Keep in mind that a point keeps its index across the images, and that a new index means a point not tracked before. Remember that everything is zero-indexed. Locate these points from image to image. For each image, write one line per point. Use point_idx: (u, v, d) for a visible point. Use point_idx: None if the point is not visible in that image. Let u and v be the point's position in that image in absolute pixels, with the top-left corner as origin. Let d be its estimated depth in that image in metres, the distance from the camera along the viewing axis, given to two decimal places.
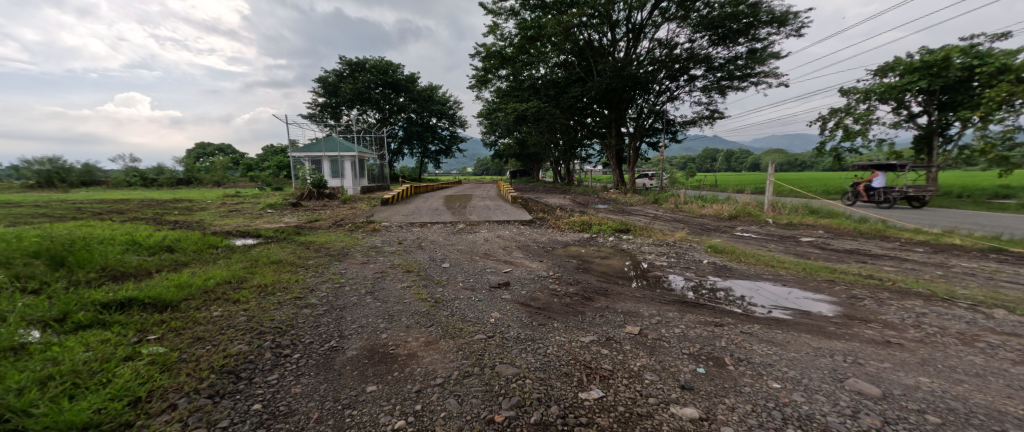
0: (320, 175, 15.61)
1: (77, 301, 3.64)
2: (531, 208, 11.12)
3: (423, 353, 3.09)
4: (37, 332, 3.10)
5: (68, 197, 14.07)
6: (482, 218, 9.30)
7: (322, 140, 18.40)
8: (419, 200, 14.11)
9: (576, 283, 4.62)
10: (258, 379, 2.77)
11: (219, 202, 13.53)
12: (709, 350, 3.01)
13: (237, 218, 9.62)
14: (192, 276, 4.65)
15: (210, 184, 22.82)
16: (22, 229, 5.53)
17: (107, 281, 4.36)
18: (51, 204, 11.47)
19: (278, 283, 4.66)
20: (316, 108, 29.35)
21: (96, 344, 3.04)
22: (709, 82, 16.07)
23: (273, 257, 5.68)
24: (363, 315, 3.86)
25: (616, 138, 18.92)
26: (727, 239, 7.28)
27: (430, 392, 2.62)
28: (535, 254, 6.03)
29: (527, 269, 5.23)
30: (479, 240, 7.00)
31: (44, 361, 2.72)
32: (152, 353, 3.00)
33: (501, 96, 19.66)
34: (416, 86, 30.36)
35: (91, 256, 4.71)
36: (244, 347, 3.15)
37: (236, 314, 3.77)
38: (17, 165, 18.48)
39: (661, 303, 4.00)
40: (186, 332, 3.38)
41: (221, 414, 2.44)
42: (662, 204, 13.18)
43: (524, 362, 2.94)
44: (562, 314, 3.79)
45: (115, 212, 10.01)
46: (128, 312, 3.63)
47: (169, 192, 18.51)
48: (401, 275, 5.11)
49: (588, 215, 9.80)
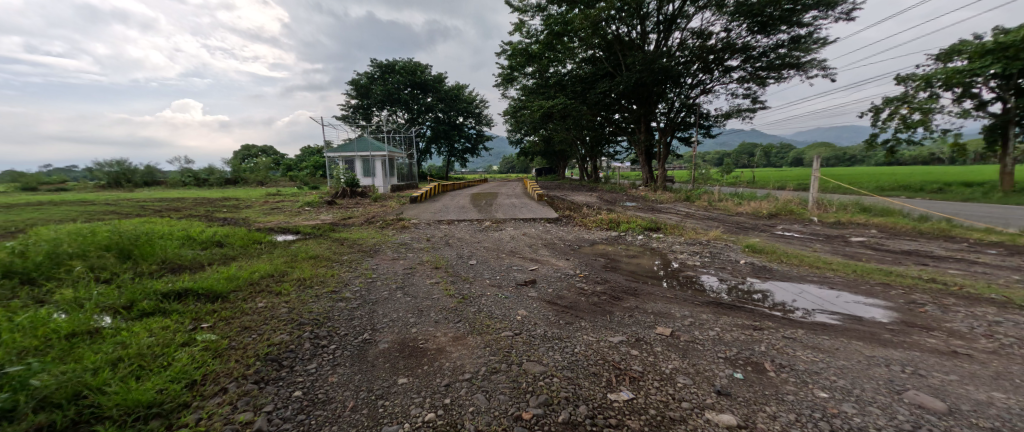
0: (353, 175, 16.06)
1: (142, 290, 3.89)
2: (558, 206, 11.07)
3: (451, 348, 3.12)
4: (109, 318, 3.35)
5: (132, 196, 15.16)
6: (508, 215, 9.33)
7: (354, 141, 18.88)
8: (447, 198, 14.34)
9: (603, 282, 4.54)
10: (299, 368, 2.87)
11: (261, 200, 14.18)
12: (747, 355, 2.88)
13: (277, 215, 10.02)
14: (240, 269, 4.87)
15: (255, 183, 23.96)
16: (88, 226, 5.94)
17: (167, 273, 4.65)
18: (115, 202, 12.43)
19: (316, 277, 4.81)
20: (349, 110, 30.27)
21: (158, 330, 3.23)
22: (747, 72, 15.44)
23: (311, 252, 5.86)
24: (394, 309, 3.94)
25: (645, 133, 18.44)
26: (765, 239, 7.00)
27: (458, 387, 2.63)
28: (561, 252, 5.97)
29: (553, 267, 5.17)
30: (506, 238, 6.99)
31: (115, 344, 2.93)
32: (206, 340, 3.15)
33: (528, 94, 19.60)
34: (443, 85, 30.74)
35: (154, 250, 5.02)
36: (285, 337, 3.27)
37: (278, 305, 3.91)
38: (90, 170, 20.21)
39: (694, 304, 3.87)
40: (235, 321, 3.54)
41: (266, 399, 2.53)
42: (694, 202, 12.84)
43: (550, 360, 2.91)
44: (589, 313, 3.72)
45: (172, 210, 10.65)
46: (184, 302, 3.85)
47: (220, 191, 19.75)
48: (429, 271, 5.18)
49: (615, 212, 9.66)
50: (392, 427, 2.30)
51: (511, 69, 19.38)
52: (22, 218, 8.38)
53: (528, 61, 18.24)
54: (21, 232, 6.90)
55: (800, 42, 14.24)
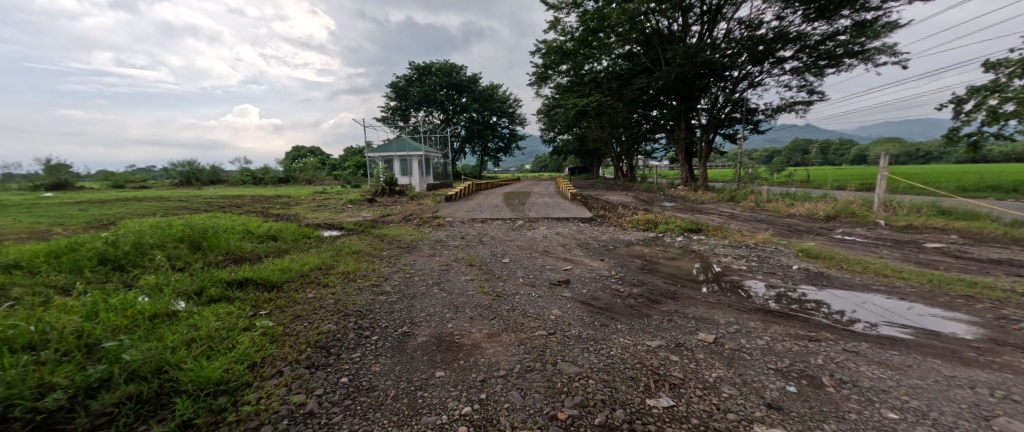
0: (392, 174, 16.54)
1: (210, 278, 4.22)
2: (594, 206, 10.88)
3: (486, 344, 3.13)
4: (183, 303, 3.65)
5: (198, 193, 16.46)
6: (540, 214, 9.25)
7: (393, 141, 19.44)
8: (482, 196, 14.49)
9: (641, 284, 4.40)
10: (345, 356, 2.98)
11: (309, 197, 14.94)
12: (801, 368, 2.70)
13: (324, 212, 10.51)
14: (292, 261, 5.12)
15: (304, 182, 25.28)
16: (163, 220, 6.50)
17: (231, 263, 5.00)
18: (185, 198, 13.57)
19: (358, 271, 4.98)
20: (387, 112, 31.24)
21: (223, 315, 3.47)
22: (801, 63, 14.57)
23: (354, 247, 6.08)
24: (431, 304, 4.01)
25: (686, 130, 17.80)
26: (821, 243, 6.57)
27: (494, 383, 2.63)
28: (596, 252, 5.86)
29: (588, 268, 5.07)
30: (539, 238, 6.95)
31: (188, 326, 3.18)
32: (264, 326, 3.35)
33: (562, 92, 19.45)
34: (477, 85, 31.04)
35: (220, 242, 5.42)
36: (332, 326, 3.41)
37: (325, 296, 4.09)
38: (167, 169, 22.33)
39: (741, 311, 3.68)
40: (288, 309, 3.74)
41: (317, 383, 2.65)
42: (740, 202, 12.30)
43: (586, 362, 2.86)
44: (626, 315, 3.62)
45: (234, 206, 11.45)
46: (245, 290, 4.12)
47: (273, 188, 21.01)
48: (464, 269, 5.23)
49: (653, 213, 9.37)
50: (432, 419, 2.33)
51: (545, 67, 19.32)
52: (108, 212, 9.34)
53: (563, 58, 18.09)
54: (108, 225, 7.69)
55: (864, 28, 13.20)
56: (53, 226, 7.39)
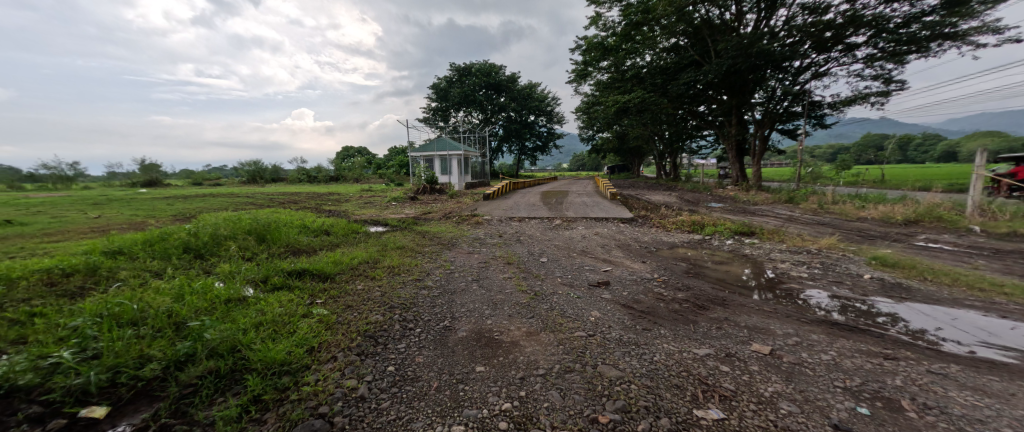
0: (433, 172, 16.90)
1: (274, 267, 4.57)
2: (636, 206, 10.58)
3: (525, 343, 3.16)
4: (251, 289, 4.01)
5: (259, 190, 17.70)
6: (579, 214, 9.10)
7: (434, 141, 19.91)
8: (519, 195, 14.50)
9: (687, 289, 4.19)
10: (391, 346, 3.15)
11: (358, 195, 15.62)
12: (875, 389, 2.46)
13: (370, 209, 10.93)
14: (343, 254, 5.38)
15: (352, 180, 26.49)
16: (233, 214, 7.11)
17: (291, 254, 5.36)
18: (250, 195, 14.66)
19: (403, 265, 5.14)
20: (429, 112, 32.06)
21: (285, 302, 3.76)
22: (876, 49, 13.30)
23: (398, 243, 6.27)
24: (470, 300, 4.08)
25: (737, 127, 16.76)
26: (899, 251, 5.98)
27: (533, 382, 2.66)
28: (638, 254, 5.67)
29: (628, 269, 4.92)
30: (577, 237, 6.83)
31: (256, 311, 3.50)
32: (320, 314, 3.60)
33: (602, 89, 19.12)
34: (516, 85, 31.11)
35: (281, 235, 5.83)
36: (380, 317, 3.61)
37: (373, 288, 4.30)
38: (235, 168, 24.43)
39: (801, 322, 3.41)
40: (340, 299, 3.98)
41: (367, 370, 2.82)
42: (800, 203, 11.54)
43: (627, 366, 2.79)
44: (670, 321, 3.46)
45: (291, 202, 12.21)
46: (303, 280, 4.43)
47: (325, 186, 22.22)
48: (502, 266, 5.23)
49: (700, 214, 8.96)
50: (473, 412, 2.41)
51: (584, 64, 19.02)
52: (188, 206, 10.35)
53: (603, 55, 17.77)
54: (188, 217, 8.53)
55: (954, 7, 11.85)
56: (146, 218, 8.34)
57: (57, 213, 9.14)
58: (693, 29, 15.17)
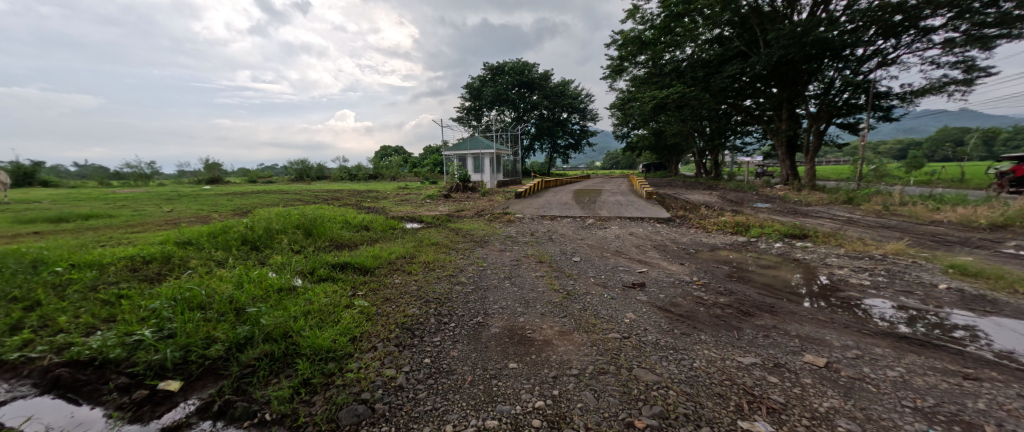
0: (466, 170, 17.03)
1: (319, 260, 4.78)
2: (675, 205, 10.21)
3: (557, 342, 3.14)
4: (299, 279, 4.24)
5: (305, 188, 18.59)
6: (614, 213, 8.90)
7: (468, 139, 20.11)
8: (551, 193, 14.39)
9: (729, 294, 3.98)
10: (427, 338, 3.24)
11: (394, 192, 16.06)
12: (951, 411, 2.23)
13: (406, 206, 11.18)
14: (382, 249, 5.52)
15: (389, 179, 27.29)
16: (284, 210, 7.50)
17: (334, 248, 5.58)
18: (299, 192, 15.45)
19: (437, 261, 5.21)
20: (463, 112, 32.47)
21: (330, 293, 3.94)
22: (958, 32, 12.03)
23: (433, 239, 6.36)
24: (503, 297, 4.08)
25: (789, 121, 15.83)
26: (982, 259, 5.40)
27: (566, 381, 2.65)
28: (675, 255, 5.46)
29: (666, 271, 4.74)
30: (610, 237, 6.67)
31: (304, 300, 3.70)
32: (361, 305, 3.74)
33: (638, 84, 18.67)
34: (549, 82, 30.90)
35: (326, 230, 6.07)
36: (416, 311, 3.70)
37: (410, 282, 4.41)
38: (284, 167, 25.83)
39: (861, 333, 3.16)
40: (379, 292, 4.11)
41: (404, 361, 2.93)
42: (862, 204, 10.75)
43: (665, 371, 2.70)
44: (711, 326, 3.30)
45: (334, 199, 12.72)
46: (345, 272, 4.60)
47: (365, 184, 23.03)
48: (534, 265, 5.18)
49: (745, 214, 8.52)
50: (507, 408, 2.44)
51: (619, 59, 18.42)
52: (244, 202, 11.04)
53: (640, 49, 17.30)
54: (245, 212, 9.10)
55: None
56: (210, 213, 9.00)
57: (135, 206, 10.04)
58: (739, 18, 14.58)
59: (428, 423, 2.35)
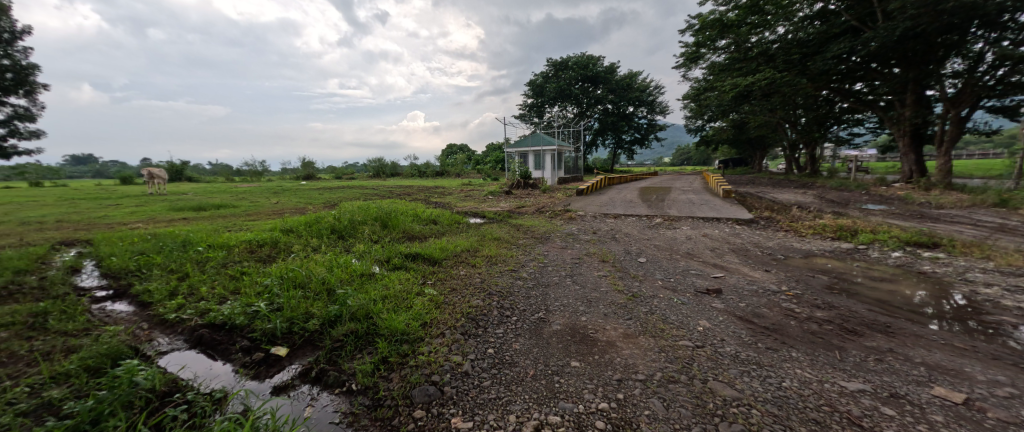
0: (527, 167, 17.08)
1: (394, 250, 5.02)
2: (758, 205, 9.32)
3: (622, 344, 2.98)
4: (377, 267, 4.50)
5: (380, 184, 19.91)
6: (685, 213, 8.33)
7: (529, 136, 20.14)
8: (615, 191, 13.92)
9: (829, 308, 3.50)
10: (491, 330, 3.24)
11: (459, 189, 16.55)
12: None
13: (469, 201, 11.44)
14: (448, 242, 5.67)
15: (453, 175, 28.30)
16: (364, 203, 8.05)
17: (406, 239, 5.85)
18: (376, 187, 16.61)
19: (499, 255, 5.22)
20: (525, 109, 32.62)
21: (403, 280, 4.12)
22: None
23: (495, 234, 6.41)
24: (565, 294, 3.95)
25: (914, 107, 13.47)
26: None
27: (631, 385, 2.53)
28: (759, 261, 4.95)
29: (747, 278, 4.31)
30: (681, 238, 6.24)
31: (381, 285, 3.91)
32: (430, 294, 3.85)
33: (717, 72, 17.41)
34: (615, 75, 29.89)
35: (399, 222, 6.38)
36: (480, 302, 3.72)
37: (474, 275, 4.45)
38: (364, 164, 27.95)
39: (1013, 368, 2.60)
40: (446, 282, 4.21)
41: (470, 349, 2.97)
42: (1013, 210, 8.95)
43: (748, 387, 2.45)
44: (805, 342, 2.93)
45: (405, 194, 13.42)
46: (416, 262, 4.78)
47: (432, 180, 24.14)
48: (597, 264, 4.99)
49: (849, 217, 7.50)
50: (569, 405, 2.39)
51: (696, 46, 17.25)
52: (332, 196, 12.07)
53: (722, 33, 16.16)
54: (335, 205, 9.97)
55: None
56: (306, 204, 9.98)
57: (249, 197, 11.49)
58: None
59: (491, 411, 2.37)
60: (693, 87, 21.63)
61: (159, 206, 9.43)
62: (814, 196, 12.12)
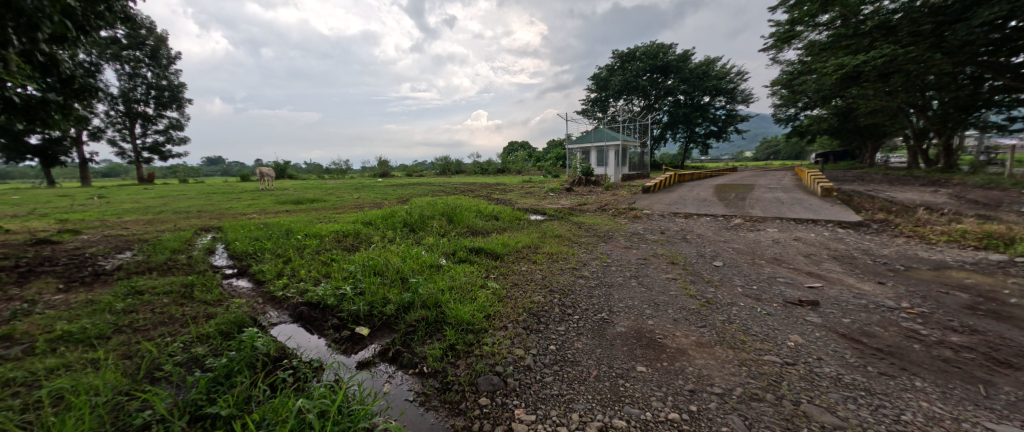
0: (589, 164, 16.66)
1: (459, 244, 5.10)
2: (865, 205, 8.16)
3: (695, 353, 2.73)
4: (444, 259, 4.59)
5: (445, 181, 20.64)
6: (770, 214, 7.56)
7: (592, 131, 19.68)
8: (685, 188, 13.07)
9: (968, 333, 2.92)
10: (552, 327, 3.14)
11: (520, 185, 16.61)
12: None
13: (530, 198, 11.38)
14: (509, 238, 5.65)
15: (514, 172, 28.52)
16: (432, 199, 8.32)
17: (470, 234, 5.93)
18: (442, 184, 17.24)
19: (560, 253, 5.09)
20: (588, 104, 31.91)
21: (468, 273, 4.15)
22: None
23: (555, 231, 6.28)
24: (629, 296, 3.73)
25: None
26: None
27: (707, 398, 2.30)
28: (868, 271, 4.30)
29: (851, 290, 3.76)
30: (766, 241, 5.65)
31: (447, 277, 3.96)
32: (493, 287, 3.84)
33: (814, 53, 15.55)
34: (688, 64, 28.09)
35: (464, 218, 6.49)
36: (542, 299, 3.62)
37: (535, 272, 4.35)
38: (432, 162, 29.22)
39: None
40: (508, 277, 4.16)
41: (532, 344, 2.90)
42: None
43: (854, 416, 2.12)
44: (933, 370, 2.47)
45: (468, 190, 13.75)
46: (479, 256, 4.81)
47: (494, 177, 24.53)
48: (664, 266, 4.67)
49: (990, 221, 6.27)
50: (636, 411, 2.24)
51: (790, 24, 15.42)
52: (403, 191, 12.69)
53: (824, 6, 13.69)
54: (406, 200, 10.44)
55: None
56: (381, 200, 10.57)
57: (332, 193, 12.45)
58: None
59: (554, 407, 2.30)
60: (785, 70, 19.50)
61: (266, 200, 10.63)
62: (947, 196, 10.12)
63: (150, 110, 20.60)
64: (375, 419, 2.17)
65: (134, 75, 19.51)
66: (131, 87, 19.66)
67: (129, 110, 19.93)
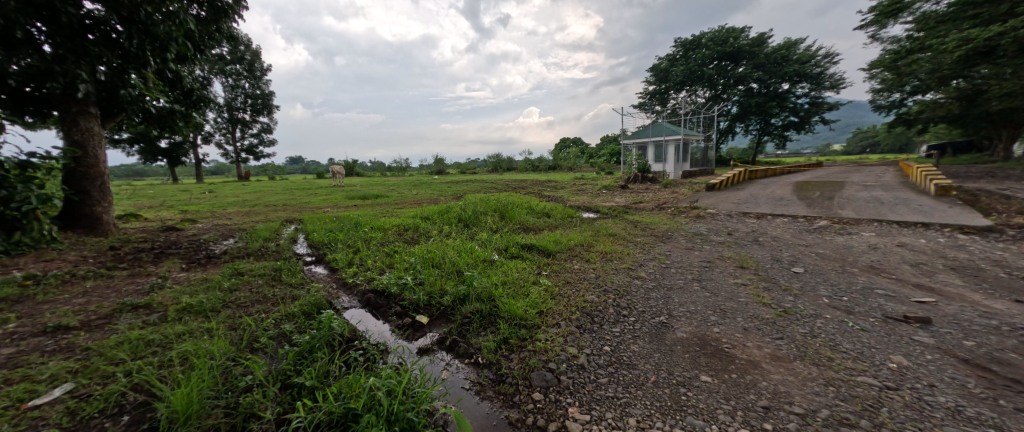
0: (646, 160, 15.92)
1: (512, 240, 5.07)
2: (989, 208, 6.98)
3: (769, 366, 2.46)
4: (497, 254, 4.57)
5: (497, 178, 20.81)
6: (862, 215, 6.72)
7: (650, 126, 18.91)
8: (755, 185, 12.08)
9: None
10: (606, 327, 2.99)
11: (572, 182, 16.30)
12: None
13: (583, 196, 11.09)
14: (562, 235, 5.53)
15: (566, 169, 28.05)
16: (486, 196, 8.37)
17: (523, 230, 5.88)
18: (495, 181, 17.36)
19: (614, 252, 4.88)
20: (646, 97, 30.63)
21: (520, 269, 4.08)
22: None
23: (610, 230, 6.03)
24: (692, 300, 3.46)
25: None
26: None
27: (786, 418, 2.05)
28: (996, 286, 3.65)
29: (973, 308, 3.21)
30: (859, 247, 5.01)
31: (500, 272, 3.93)
32: (545, 284, 3.75)
33: (932, 25, 13.55)
34: (762, 49, 25.93)
35: (516, 214, 6.46)
36: (596, 298, 3.47)
37: (588, 271, 4.19)
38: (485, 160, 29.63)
39: None
40: (560, 275, 4.05)
41: (586, 343, 2.77)
42: None
43: None
44: None
45: (520, 187, 13.72)
46: (531, 253, 4.74)
47: (545, 174, 24.32)
48: (732, 270, 4.29)
49: None
50: (700, 423, 2.05)
51: None
52: (458, 189, 12.91)
53: None
54: (461, 197, 10.60)
55: None
56: (438, 196, 10.82)
57: (394, 190, 12.95)
58: None
59: (609, 410, 2.18)
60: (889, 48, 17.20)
61: (338, 196, 11.29)
62: None
63: (247, 117, 22.82)
64: (435, 405, 2.20)
65: (235, 87, 21.76)
66: (233, 97, 21.93)
67: (232, 117, 22.25)
